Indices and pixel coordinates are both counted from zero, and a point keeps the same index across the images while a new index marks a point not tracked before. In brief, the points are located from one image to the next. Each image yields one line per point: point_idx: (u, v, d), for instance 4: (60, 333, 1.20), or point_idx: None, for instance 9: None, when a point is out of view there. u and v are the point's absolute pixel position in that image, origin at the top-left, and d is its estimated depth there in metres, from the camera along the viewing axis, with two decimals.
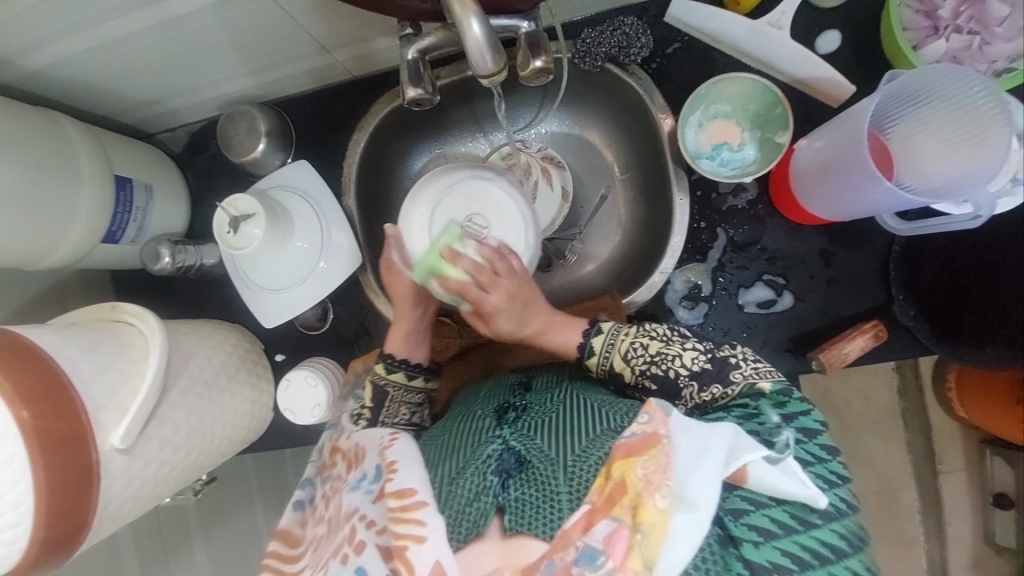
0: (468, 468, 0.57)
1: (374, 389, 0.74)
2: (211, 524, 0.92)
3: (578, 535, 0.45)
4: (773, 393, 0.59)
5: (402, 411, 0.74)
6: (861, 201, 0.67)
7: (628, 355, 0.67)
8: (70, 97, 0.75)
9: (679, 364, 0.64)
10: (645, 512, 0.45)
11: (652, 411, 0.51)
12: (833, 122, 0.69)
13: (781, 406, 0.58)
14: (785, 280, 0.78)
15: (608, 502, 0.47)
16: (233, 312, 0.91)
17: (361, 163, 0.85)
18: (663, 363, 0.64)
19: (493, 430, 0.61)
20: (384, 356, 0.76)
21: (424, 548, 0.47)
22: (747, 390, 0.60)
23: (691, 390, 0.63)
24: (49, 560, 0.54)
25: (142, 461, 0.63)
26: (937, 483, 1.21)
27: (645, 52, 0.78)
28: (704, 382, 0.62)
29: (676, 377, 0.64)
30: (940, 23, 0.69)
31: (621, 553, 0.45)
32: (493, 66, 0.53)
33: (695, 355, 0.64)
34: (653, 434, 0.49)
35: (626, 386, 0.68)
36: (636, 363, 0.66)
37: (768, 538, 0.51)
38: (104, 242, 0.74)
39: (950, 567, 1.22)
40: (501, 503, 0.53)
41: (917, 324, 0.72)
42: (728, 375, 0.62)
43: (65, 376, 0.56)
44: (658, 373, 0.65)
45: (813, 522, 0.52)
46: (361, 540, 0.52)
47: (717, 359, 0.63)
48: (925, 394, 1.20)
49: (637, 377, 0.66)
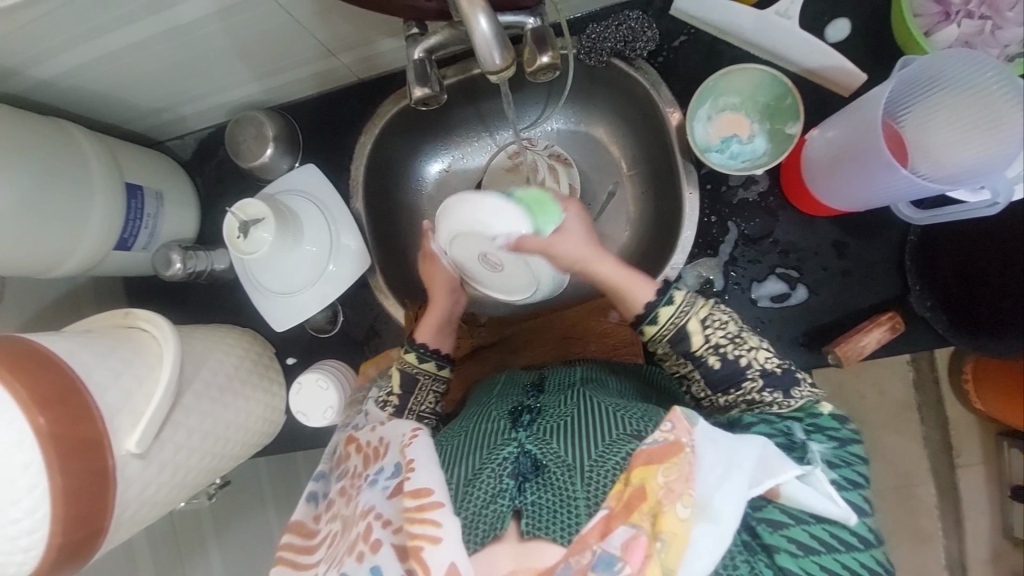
0: (483, 471, 0.57)
1: (403, 375, 0.75)
2: (225, 527, 0.93)
3: (594, 540, 0.45)
4: (829, 415, 0.62)
5: (428, 400, 0.76)
6: (876, 192, 0.66)
7: (707, 324, 0.65)
8: (80, 106, 0.76)
9: (754, 357, 0.64)
10: (664, 521, 0.46)
11: (675, 419, 0.50)
12: (845, 112, 0.68)
13: (828, 429, 0.60)
14: (799, 273, 0.77)
15: (626, 509, 0.45)
16: (243, 316, 0.91)
17: (368, 164, 0.85)
18: (740, 350, 0.64)
19: (508, 432, 0.61)
20: (417, 346, 0.76)
21: (439, 549, 0.47)
22: (807, 407, 0.62)
23: (753, 385, 0.63)
24: (66, 565, 0.55)
25: (157, 465, 0.63)
26: (954, 476, 1.19)
27: (652, 45, 0.77)
28: (768, 385, 0.63)
29: (749, 368, 0.64)
30: (951, 9, 0.67)
31: (639, 560, 0.44)
32: (501, 63, 0.52)
33: (768, 356, 0.64)
34: (676, 441, 0.49)
35: (683, 353, 0.66)
36: (713, 335, 0.65)
37: (808, 552, 0.51)
38: (117, 249, 0.75)
39: (970, 563, 1.19)
40: (518, 507, 0.52)
41: (934, 314, 0.70)
42: (792, 389, 0.63)
43: (80, 382, 0.56)
44: (730, 356, 0.64)
45: (854, 544, 0.52)
46: (377, 539, 0.52)
47: (787, 369, 0.64)
48: (941, 386, 1.17)
49: (700, 351, 0.65)
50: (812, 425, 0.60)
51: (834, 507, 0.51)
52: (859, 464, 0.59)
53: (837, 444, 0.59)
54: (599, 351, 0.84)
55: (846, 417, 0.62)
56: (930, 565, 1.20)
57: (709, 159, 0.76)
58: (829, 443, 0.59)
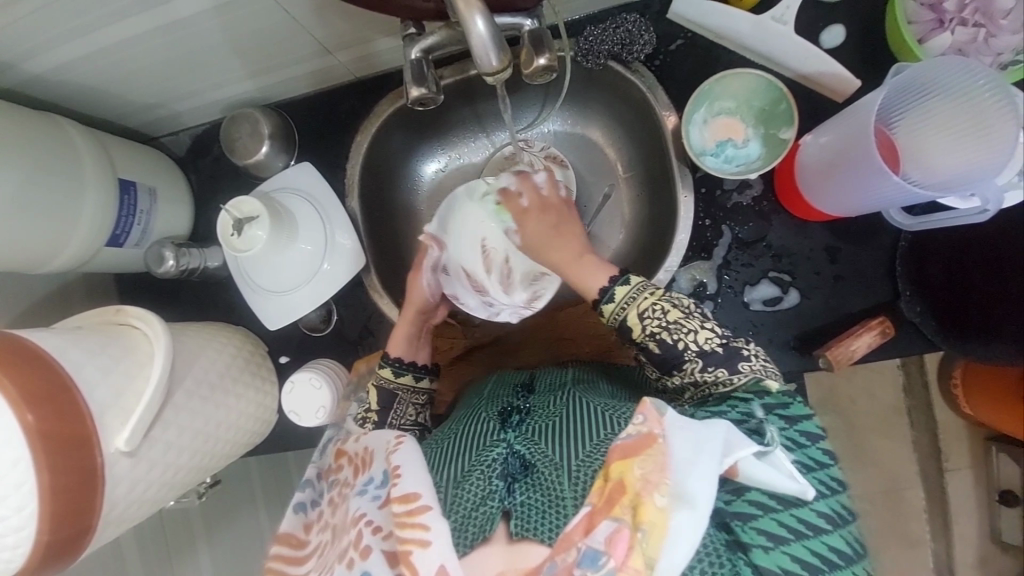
0: (472, 473, 0.57)
1: (380, 391, 0.75)
2: (215, 526, 0.93)
3: (579, 537, 0.45)
4: (778, 393, 0.59)
5: (409, 412, 0.76)
6: (868, 198, 0.66)
7: (645, 314, 0.65)
8: (74, 101, 0.75)
9: (692, 339, 0.63)
10: (644, 511, 0.45)
11: (646, 411, 0.51)
12: (837, 119, 0.69)
13: (775, 407, 0.58)
14: (792, 277, 0.77)
15: (608, 503, 0.46)
16: (236, 313, 0.91)
17: (363, 164, 0.84)
18: (676, 333, 0.63)
19: (496, 434, 0.61)
20: (389, 359, 0.77)
21: (428, 552, 0.46)
22: (753, 385, 0.60)
23: (695, 365, 0.62)
24: (54, 563, 0.54)
25: (148, 463, 0.63)
26: (943, 480, 1.20)
27: (648, 49, 0.77)
28: (710, 364, 0.62)
29: (685, 351, 0.63)
30: (945, 16, 0.68)
31: (623, 553, 0.44)
32: (498, 64, 0.52)
33: (709, 335, 0.62)
34: (649, 433, 0.49)
35: (629, 340, 0.67)
36: (650, 323, 0.64)
37: (778, 543, 0.51)
38: (109, 245, 0.74)
39: (957, 567, 1.20)
40: (507, 509, 0.52)
41: (924, 319, 0.71)
42: (737, 364, 0.61)
43: (70, 379, 0.56)
44: (667, 341, 0.63)
45: (823, 528, 0.51)
46: (367, 545, 0.52)
47: (728, 345, 0.62)
48: (931, 391, 1.18)
49: (642, 338, 0.65)
50: (765, 405, 0.58)
51: (790, 483, 0.51)
52: (812, 447, 0.56)
53: (787, 425, 0.57)
54: (591, 352, 0.86)
55: (795, 393, 0.60)
56: (918, 567, 1.21)
57: (702, 166, 0.77)
58: (783, 425, 0.57)
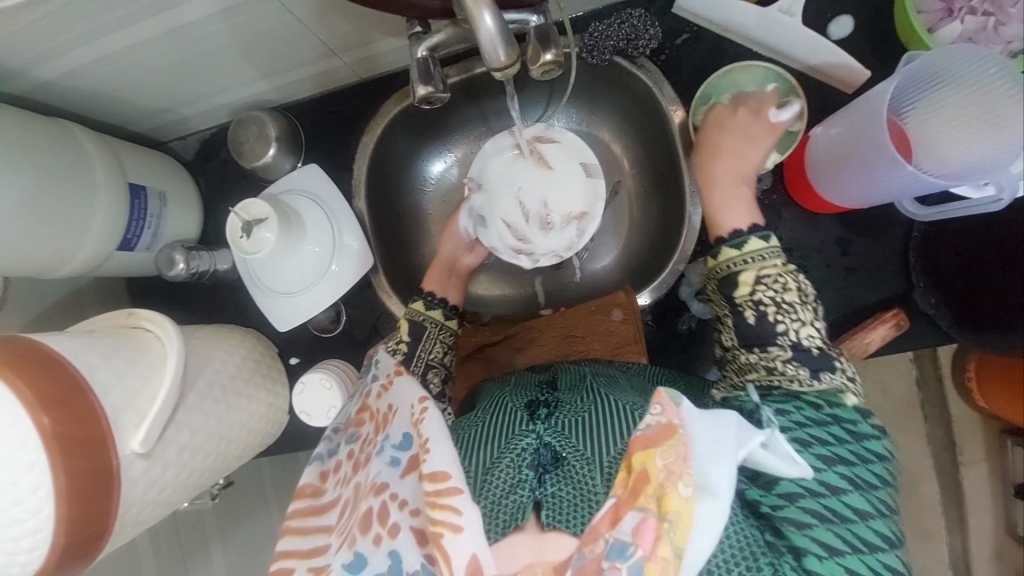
0: (501, 460, 0.57)
1: (411, 324, 0.77)
2: (228, 526, 0.93)
3: (606, 530, 0.45)
4: (852, 407, 0.59)
5: (437, 348, 0.77)
6: (880, 187, 0.65)
7: (761, 279, 0.64)
8: (82, 106, 0.76)
9: (795, 328, 0.63)
10: (670, 502, 0.44)
11: (663, 401, 0.49)
12: (848, 109, 0.68)
13: (784, 402, 0.59)
14: (803, 271, 0.77)
15: (631, 494, 0.45)
16: (246, 315, 0.91)
17: (371, 163, 0.84)
18: (783, 316, 0.63)
19: (525, 425, 0.61)
20: (425, 295, 0.80)
21: (460, 539, 0.44)
22: (829, 394, 0.60)
23: (780, 353, 0.62)
24: (70, 566, 0.55)
25: (162, 464, 0.63)
26: (958, 475, 1.19)
27: (655, 43, 0.77)
28: (797, 358, 0.62)
29: (782, 334, 0.63)
30: (954, 5, 0.68)
31: (650, 543, 0.44)
32: (506, 60, 0.52)
33: (812, 334, 0.63)
34: (668, 424, 0.47)
35: (727, 298, 0.66)
36: (762, 291, 0.64)
37: (832, 554, 0.51)
38: (120, 250, 0.75)
39: (974, 562, 1.19)
40: (538, 499, 0.52)
41: (939, 311, 0.72)
42: (820, 371, 0.60)
43: (85, 382, 0.56)
44: (769, 317, 0.63)
45: (877, 544, 0.52)
46: (394, 522, 0.50)
47: (823, 352, 0.62)
48: (944, 385, 1.17)
49: (742, 302, 0.65)
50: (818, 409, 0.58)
51: (795, 469, 0.53)
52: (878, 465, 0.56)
53: (854, 441, 0.57)
54: (605, 350, 0.83)
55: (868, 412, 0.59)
56: (935, 563, 1.20)
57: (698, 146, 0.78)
58: (846, 437, 0.57)
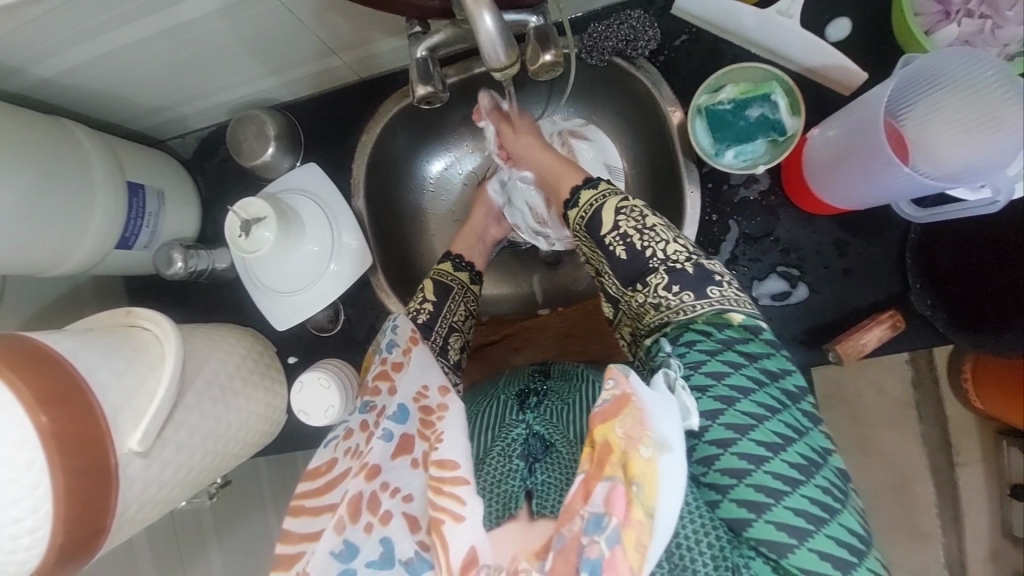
0: (494, 450, 0.58)
1: (439, 282, 0.77)
2: (226, 525, 0.93)
3: (580, 506, 0.44)
4: (739, 324, 0.60)
5: (460, 310, 0.77)
6: (874, 191, 0.66)
7: (620, 213, 0.66)
8: (81, 105, 0.76)
9: (660, 248, 0.64)
10: (634, 465, 0.43)
11: (614, 374, 0.48)
12: (846, 111, 0.69)
13: (674, 336, 0.61)
14: (801, 271, 0.77)
15: (597, 466, 0.45)
16: (245, 314, 0.91)
17: (368, 165, 0.84)
18: (647, 240, 0.64)
19: (517, 414, 0.63)
20: (453, 257, 0.80)
21: (461, 530, 0.45)
22: (713, 315, 0.61)
23: (659, 280, 0.63)
24: (68, 564, 0.55)
25: (160, 463, 0.63)
26: (953, 474, 1.20)
27: (653, 44, 0.77)
28: (676, 283, 0.62)
29: (651, 259, 0.64)
30: (951, 8, 0.68)
31: (622, 509, 0.43)
32: (505, 60, 0.52)
33: (678, 248, 0.64)
34: (622, 395, 0.47)
35: (597, 240, 0.68)
36: (623, 223, 0.66)
37: (761, 512, 0.52)
38: (119, 248, 0.75)
39: (969, 562, 1.20)
40: (529, 487, 0.53)
41: (935, 313, 0.72)
42: (704, 287, 0.62)
43: (83, 381, 0.56)
44: (635, 244, 0.64)
45: (798, 478, 0.53)
46: (387, 510, 0.50)
47: (700, 267, 0.63)
48: (940, 385, 1.18)
49: (610, 240, 0.66)
50: (722, 341, 0.59)
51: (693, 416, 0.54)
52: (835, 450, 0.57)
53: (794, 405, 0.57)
54: (603, 350, 0.87)
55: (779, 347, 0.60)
56: (930, 563, 1.20)
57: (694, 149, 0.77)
58: (776, 389, 0.57)
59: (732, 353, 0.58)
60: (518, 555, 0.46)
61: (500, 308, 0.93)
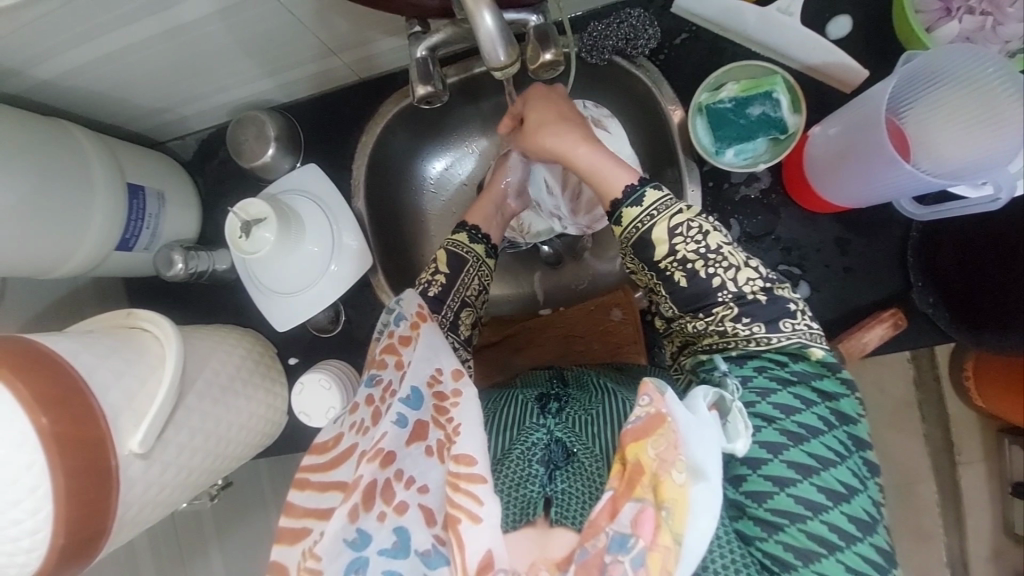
0: (512, 452, 0.58)
1: (452, 254, 0.75)
2: (227, 527, 0.93)
3: (605, 523, 0.45)
4: (818, 360, 0.61)
5: (474, 283, 0.75)
6: (877, 189, 0.66)
7: (676, 231, 0.63)
8: (80, 106, 0.75)
9: (730, 278, 0.62)
10: (665, 490, 0.45)
11: (651, 392, 0.49)
12: (846, 109, 0.68)
13: (740, 366, 0.61)
14: (802, 270, 0.77)
15: (628, 485, 0.46)
16: (245, 315, 0.91)
17: (369, 162, 0.84)
18: (714, 266, 0.62)
19: (537, 417, 0.63)
20: (469, 227, 0.78)
21: (478, 529, 0.45)
22: (793, 346, 0.61)
23: (727, 312, 0.62)
24: (68, 567, 0.54)
25: (161, 465, 0.63)
26: (956, 474, 1.19)
27: (653, 43, 0.77)
28: (746, 313, 0.62)
29: (720, 290, 0.62)
30: (952, 5, 0.68)
31: (649, 532, 0.44)
32: (506, 59, 0.52)
33: (751, 276, 0.62)
34: (656, 414, 0.48)
35: (652, 265, 0.65)
36: (682, 247, 0.63)
37: (808, 562, 0.53)
38: (119, 250, 0.75)
39: (972, 561, 1.19)
40: (549, 495, 0.55)
41: (936, 310, 0.72)
42: (778, 320, 0.61)
43: (83, 382, 0.56)
44: (701, 272, 0.63)
45: (853, 535, 0.54)
46: (402, 501, 0.49)
47: (774, 296, 0.62)
48: (941, 384, 1.18)
49: (667, 266, 0.64)
50: (796, 374, 0.60)
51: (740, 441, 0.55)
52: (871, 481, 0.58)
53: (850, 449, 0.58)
54: (604, 350, 0.86)
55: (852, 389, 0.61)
56: (933, 563, 1.20)
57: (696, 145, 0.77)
58: (833, 423, 0.59)
59: (805, 388, 0.60)
60: (538, 563, 0.47)
61: (502, 308, 0.94)
